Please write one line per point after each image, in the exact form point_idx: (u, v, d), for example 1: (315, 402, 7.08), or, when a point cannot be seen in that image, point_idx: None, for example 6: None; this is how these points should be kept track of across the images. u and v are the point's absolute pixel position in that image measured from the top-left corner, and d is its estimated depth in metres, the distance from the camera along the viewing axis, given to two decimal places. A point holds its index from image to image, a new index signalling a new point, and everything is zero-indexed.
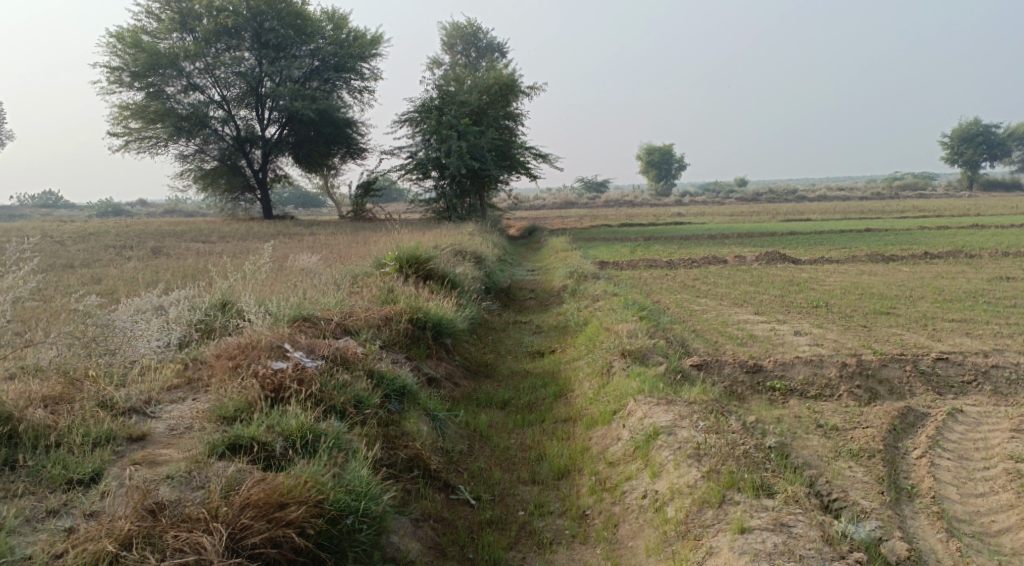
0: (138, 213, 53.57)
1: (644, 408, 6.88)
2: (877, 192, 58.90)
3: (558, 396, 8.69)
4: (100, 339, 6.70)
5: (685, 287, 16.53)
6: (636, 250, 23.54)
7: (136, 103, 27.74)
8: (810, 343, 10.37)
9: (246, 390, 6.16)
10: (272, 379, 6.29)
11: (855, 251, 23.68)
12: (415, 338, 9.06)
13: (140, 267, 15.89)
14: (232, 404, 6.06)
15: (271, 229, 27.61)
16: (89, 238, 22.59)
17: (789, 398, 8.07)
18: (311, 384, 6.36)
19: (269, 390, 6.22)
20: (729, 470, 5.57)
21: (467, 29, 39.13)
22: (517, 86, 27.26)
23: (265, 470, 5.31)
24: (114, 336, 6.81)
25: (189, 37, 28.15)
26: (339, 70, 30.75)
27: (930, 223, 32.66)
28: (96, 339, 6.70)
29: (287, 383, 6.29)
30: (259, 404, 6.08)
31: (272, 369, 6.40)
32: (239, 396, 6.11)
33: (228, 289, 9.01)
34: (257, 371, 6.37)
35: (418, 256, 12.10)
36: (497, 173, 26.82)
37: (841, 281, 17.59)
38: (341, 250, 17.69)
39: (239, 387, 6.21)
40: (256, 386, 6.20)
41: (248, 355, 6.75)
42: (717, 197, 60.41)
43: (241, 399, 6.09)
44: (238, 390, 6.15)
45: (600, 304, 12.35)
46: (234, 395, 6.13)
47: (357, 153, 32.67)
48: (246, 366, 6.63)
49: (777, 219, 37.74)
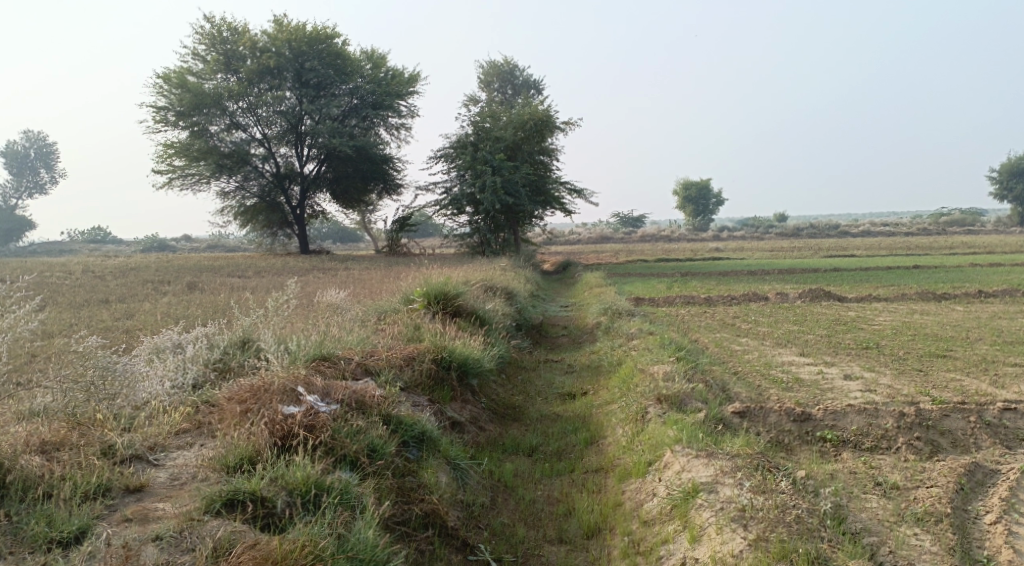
0: (182, 248, 54.12)
1: (683, 460, 6.32)
2: (923, 228, 57.61)
3: (589, 443, 8.14)
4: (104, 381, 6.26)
5: (725, 326, 15.90)
6: (674, 286, 22.97)
7: (180, 142, 27.94)
8: (861, 389, 9.74)
9: (252, 437, 5.70)
10: (282, 425, 5.83)
11: (903, 288, 22.84)
12: (439, 379, 8.58)
13: (170, 302, 15.68)
14: (237, 452, 5.61)
15: (306, 264, 27.51)
16: (127, 273, 22.58)
17: (841, 450, 7.46)
18: (322, 431, 5.88)
19: (277, 437, 5.76)
20: (779, 538, 5.03)
21: (504, 67, 39.17)
22: (554, 122, 26.97)
23: (262, 533, 4.87)
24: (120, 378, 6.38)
25: (234, 77, 28.37)
26: (377, 108, 30.74)
27: (980, 260, 31.60)
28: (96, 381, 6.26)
29: (297, 430, 5.82)
30: (265, 452, 5.62)
31: (282, 414, 5.93)
32: (244, 443, 5.66)
33: (249, 326, 8.61)
34: (266, 417, 5.91)
35: (446, 292, 11.66)
36: (532, 209, 26.47)
37: (890, 320, 16.83)
38: (371, 286, 17.36)
39: (246, 434, 5.76)
40: (264, 432, 5.74)
41: (259, 399, 6.26)
42: (757, 232, 59.55)
43: (246, 447, 5.64)
44: (244, 437, 5.69)
45: (636, 343, 11.80)
46: (240, 442, 5.67)
47: (394, 190, 32.57)
48: (256, 410, 6.14)
49: (820, 255, 36.89)
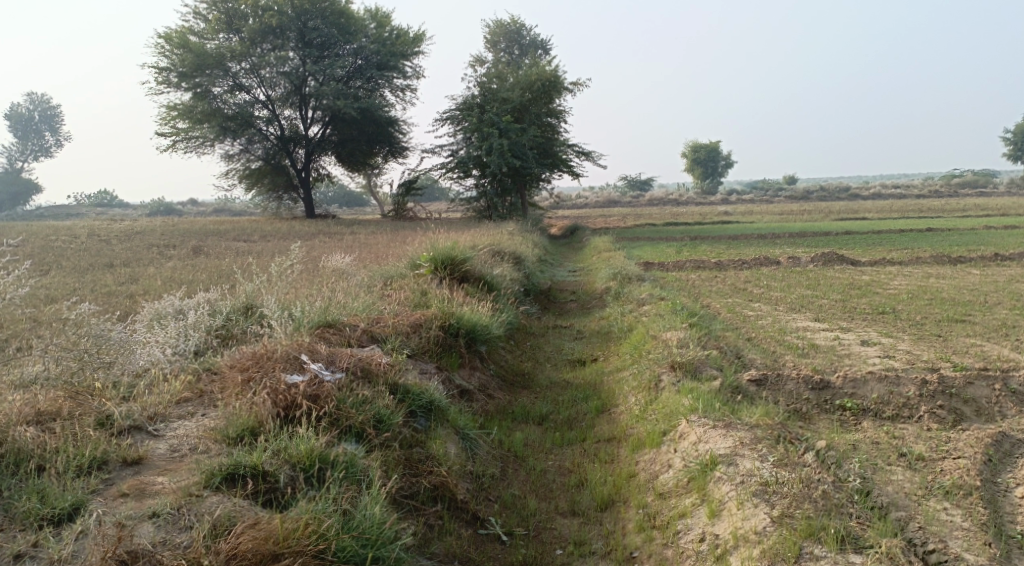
0: (189, 212, 53.95)
1: (699, 429, 6.11)
2: (933, 190, 57.00)
3: (601, 412, 7.93)
4: (100, 350, 6.05)
5: (737, 290, 15.62)
6: (683, 250, 22.68)
7: (183, 104, 27.57)
8: (880, 356, 9.51)
9: (254, 408, 5.50)
10: (286, 394, 5.61)
11: (916, 251, 22.51)
12: (447, 346, 8.36)
13: (174, 267, 15.47)
14: (239, 423, 5.40)
15: (312, 228, 27.24)
16: (133, 237, 22.34)
17: (861, 419, 7.24)
18: (328, 401, 5.67)
19: (280, 408, 5.54)
20: (805, 515, 4.83)
21: (510, 27, 38.52)
22: (561, 83, 26.48)
23: (263, 510, 4.69)
24: (117, 347, 6.16)
25: (236, 37, 27.93)
26: (382, 68, 30.25)
27: (994, 223, 31.13)
28: (90, 351, 6.02)
29: (302, 400, 5.61)
30: (269, 424, 5.42)
31: (285, 383, 5.70)
32: (247, 413, 5.45)
33: (253, 292, 8.39)
34: (268, 386, 5.69)
35: (454, 257, 11.41)
36: (539, 172, 26.11)
37: (904, 284, 16.53)
38: (378, 250, 17.11)
39: (248, 403, 5.55)
40: (266, 403, 5.53)
41: (261, 368, 6.05)
42: (766, 195, 58.95)
43: (248, 417, 5.44)
44: (246, 407, 5.48)
45: (647, 309, 11.54)
46: (242, 412, 5.47)
47: (399, 153, 32.19)
48: (258, 379, 5.93)
49: (830, 218, 36.47)
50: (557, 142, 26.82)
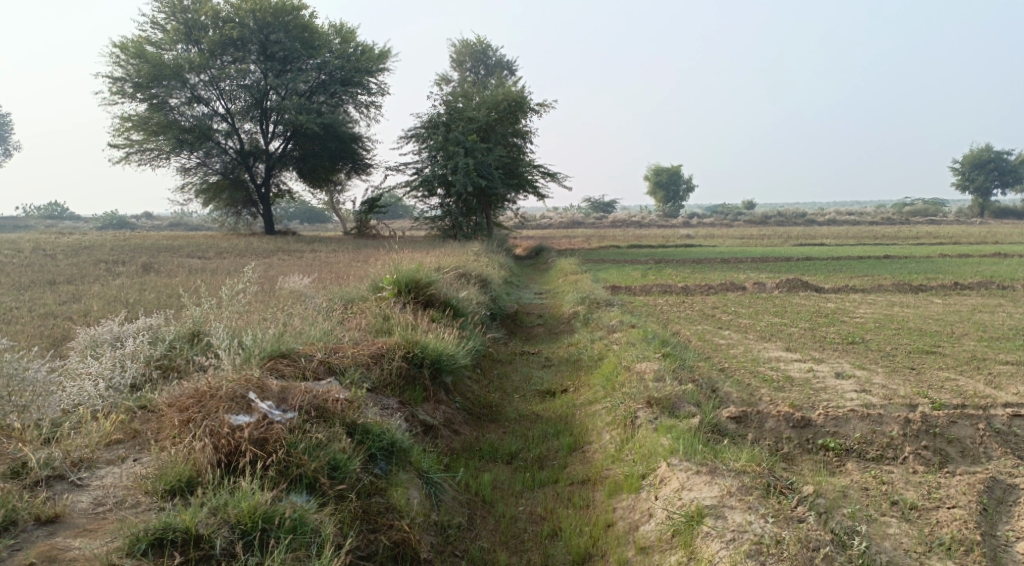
0: (143, 226, 52.58)
1: (682, 476, 5.75)
2: (888, 217, 57.83)
3: (573, 449, 7.52)
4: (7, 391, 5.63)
5: (705, 317, 15.32)
6: (648, 274, 22.41)
7: (139, 115, 26.74)
8: (857, 390, 9.25)
9: (191, 456, 5.09)
10: (228, 438, 5.18)
11: (878, 279, 22.52)
12: (410, 378, 7.89)
13: (122, 286, 14.74)
14: (174, 474, 5.02)
15: (270, 245, 26.57)
16: (82, 252, 21.53)
17: (846, 461, 6.94)
18: (276, 445, 5.24)
19: (221, 454, 5.13)
20: None
21: (477, 46, 38.27)
22: (528, 104, 26.18)
23: None
24: (28, 389, 5.73)
25: (195, 48, 27.23)
26: (346, 84, 29.75)
27: (951, 250, 31.41)
28: (0, 393, 5.59)
29: (247, 445, 5.18)
30: (208, 473, 5.03)
31: (229, 424, 5.26)
32: (183, 462, 5.05)
33: (201, 317, 7.86)
34: (209, 429, 5.25)
35: (417, 280, 10.95)
36: (504, 192, 25.77)
37: (870, 313, 16.38)
38: (337, 270, 16.58)
39: (185, 449, 5.16)
40: (206, 449, 5.12)
41: (203, 408, 5.54)
42: (727, 218, 59.27)
43: (184, 467, 5.04)
44: (182, 454, 5.10)
45: (617, 336, 11.15)
46: (179, 460, 5.08)
47: (362, 169, 31.63)
48: (198, 421, 5.43)
49: (790, 243, 36.64)
50: (522, 163, 26.49)
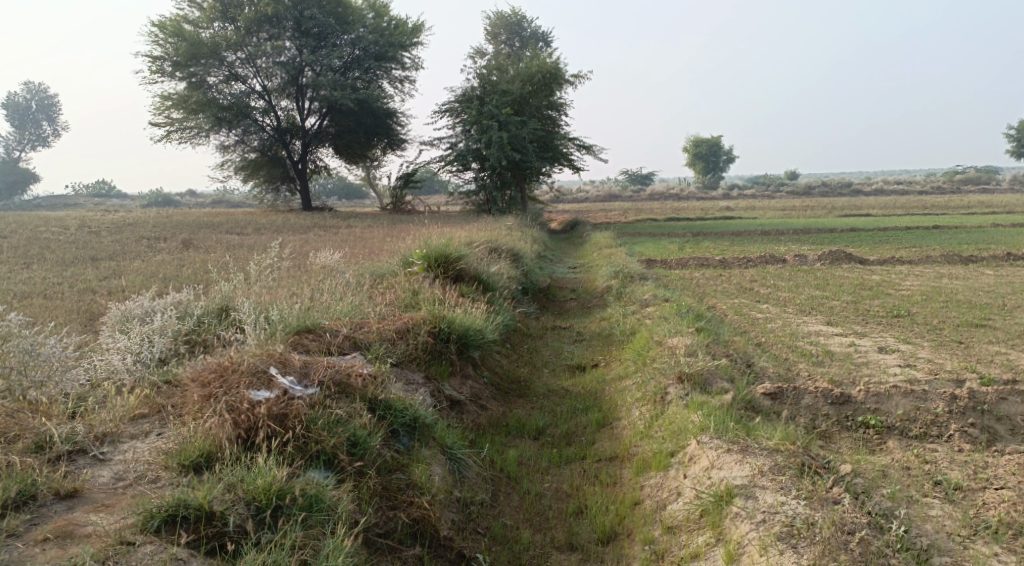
0: (187, 203, 53.30)
1: (711, 453, 5.53)
2: (936, 186, 56.35)
3: (602, 425, 7.33)
4: (24, 369, 5.42)
5: (743, 290, 14.99)
6: (686, 247, 22.04)
7: (178, 94, 26.84)
8: (900, 365, 8.93)
9: (210, 431, 4.97)
10: (247, 413, 5.05)
11: (925, 250, 21.89)
12: (436, 352, 7.74)
13: (160, 262, 14.84)
14: (193, 449, 4.91)
15: (307, 220, 26.61)
16: (123, 229, 21.78)
17: (887, 439, 6.67)
18: (296, 421, 5.10)
19: (241, 429, 5.01)
20: None
21: (512, 19, 37.83)
22: (563, 75, 25.78)
23: None
24: (48, 366, 5.53)
25: (231, 26, 27.23)
26: (380, 59, 29.56)
27: (1002, 220, 30.46)
28: (16, 369, 5.39)
29: (266, 420, 5.06)
30: (227, 448, 4.92)
31: (249, 399, 5.13)
32: (202, 437, 4.95)
33: (229, 293, 7.77)
34: (229, 403, 5.13)
35: (448, 254, 10.79)
36: (539, 165, 25.46)
37: (916, 285, 15.89)
38: (370, 246, 16.49)
39: (205, 424, 5.06)
40: (224, 425, 5.00)
41: (225, 382, 5.42)
42: (768, 190, 58.27)
43: (203, 442, 4.93)
44: (201, 429, 5.01)
45: (650, 310, 10.90)
46: (198, 436, 4.98)
47: (398, 145, 31.51)
48: (219, 395, 5.31)
49: (833, 214, 35.87)
50: (557, 135, 26.17)
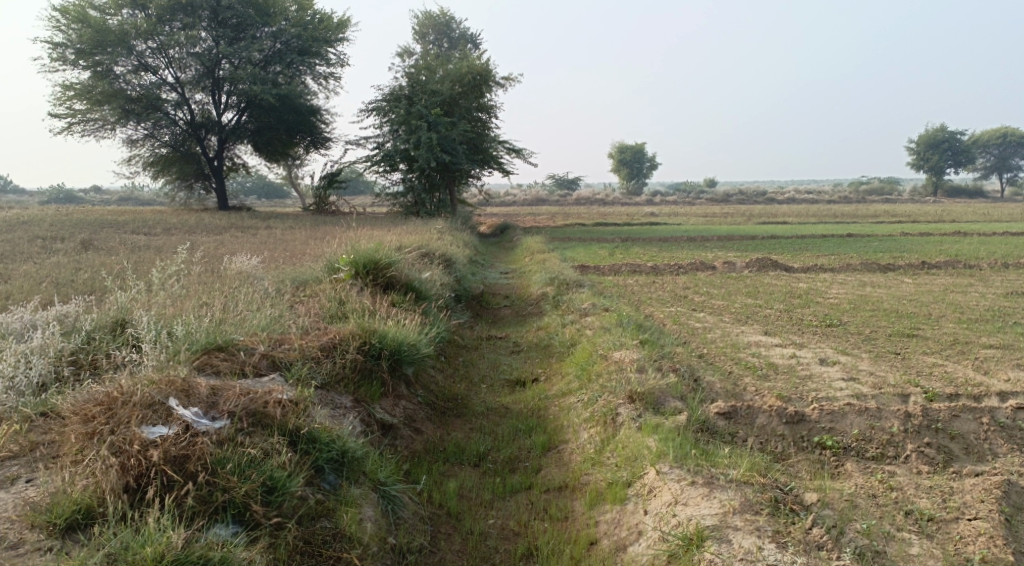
0: (93, 201, 50.62)
1: (673, 487, 5.33)
2: (846, 195, 58.08)
3: (547, 449, 6.88)
4: None
5: (677, 298, 14.74)
6: (615, 253, 21.81)
7: (81, 83, 25.31)
8: (846, 379, 8.70)
9: (91, 483, 4.59)
10: (137, 458, 4.66)
11: (846, 258, 22.18)
12: (366, 371, 7.14)
13: (58, 264, 13.73)
14: (68, 503, 4.51)
15: (223, 221, 25.44)
16: (19, 227, 20.34)
17: (844, 460, 6.36)
18: (198, 464, 4.73)
19: (129, 478, 4.62)
20: None
21: (440, 19, 37.20)
22: (492, 77, 25.27)
23: None
24: None
25: (142, 13, 25.79)
26: (303, 54, 28.57)
27: (913, 229, 31.35)
28: None
29: (160, 464, 4.67)
30: (111, 501, 4.54)
31: (141, 439, 4.74)
32: (82, 490, 4.55)
33: (127, 305, 7.09)
34: (117, 448, 4.72)
35: (377, 260, 10.16)
36: (468, 168, 24.91)
37: (844, 293, 15.94)
38: (292, 249, 15.67)
39: (87, 473, 4.65)
40: (110, 473, 4.61)
41: (112, 418, 4.94)
42: (689, 196, 58.99)
43: (84, 497, 4.54)
44: (82, 481, 4.59)
45: (590, 320, 10.46)
46: (78, 487, 4.58)
47: (321, 143, 30.53)
48: (106, 434, 4.85)
49: (753, 221, 36.41)
50: (486, 138, 25.67)
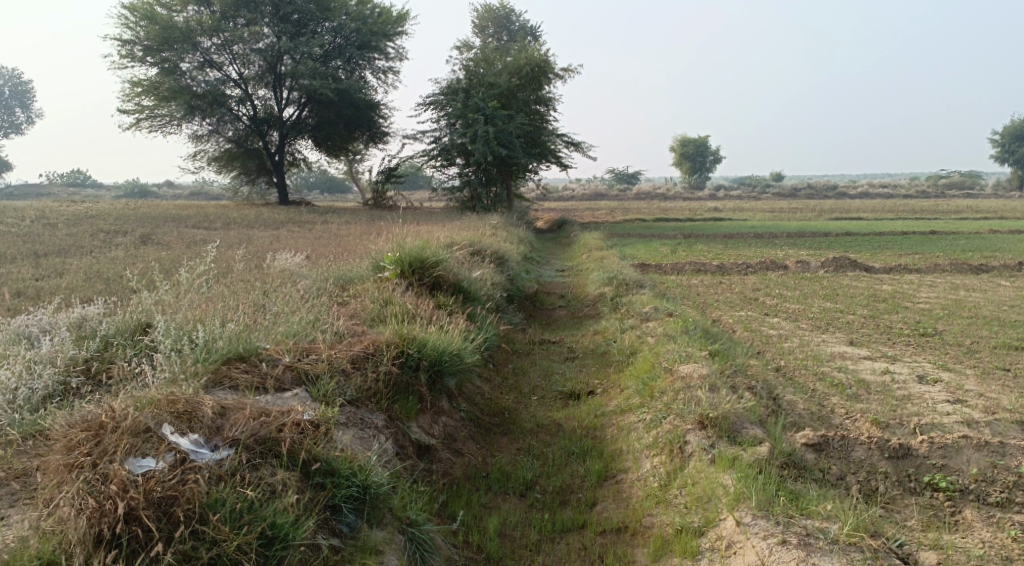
0: (164, 195, 51.50)
1: (757, 545, 4.57)
2: (922, 190, 55.53)
3: (604, 479, 5.98)
4: None
5: (748, 301, 13.63)
6: (679, 250, 20.71)
7: (148, 80, 25.20)
8: (951, 400, 7.55)
9: (60, 532, 3.96)
10: (115, 501, 3.98)
11: (930, 257, 20.65)
12: (402, 385, 6.32)
13: (108, 258, 13.35)
14: (28, 557, 3.89)
15: (282, 215, 25.10)
16: (82, 220, 20.21)
17: (962, 507, 5.30)
18: (185, 512, 4.04)
19: (103, 527, 3.94)
20: None
21: (499, 12, 36.45)
22: (552, 69, 24.33)
23: None
24: None
25: (206, 8, 25.44)
26: (363, 49, 28.05)
27: (998, 226, 29.41)
28: None
29: (140, 510, 3.98)
30: (80, 555, 3.90)
31: (121, 479, 4.05)
32: (50, 542, 3.94)
33: (149, 306, 6.38)
34: (92, 490, 4.05)
35: (424, 259, 9.36)
36: (527, 162, 24.05)
37: (933, 297, 14.57)
38: (341, 245, 14.99)
39: (57, 516, 4.01)
40: (80, 519, 3.95)
41: (94, 444, 4.23)
42: (755, 191, 57.17)
43: (50, 550, 3.93)
44: (50, 528, 3.96)
45: (652, 325, 9.48)
46: (46, 535, 3.95)
47: (380, 138, 30.01)
48: (84, 465, 4.16)
49: (824, 217, 34.74)
50: (546, 131, 24.80)
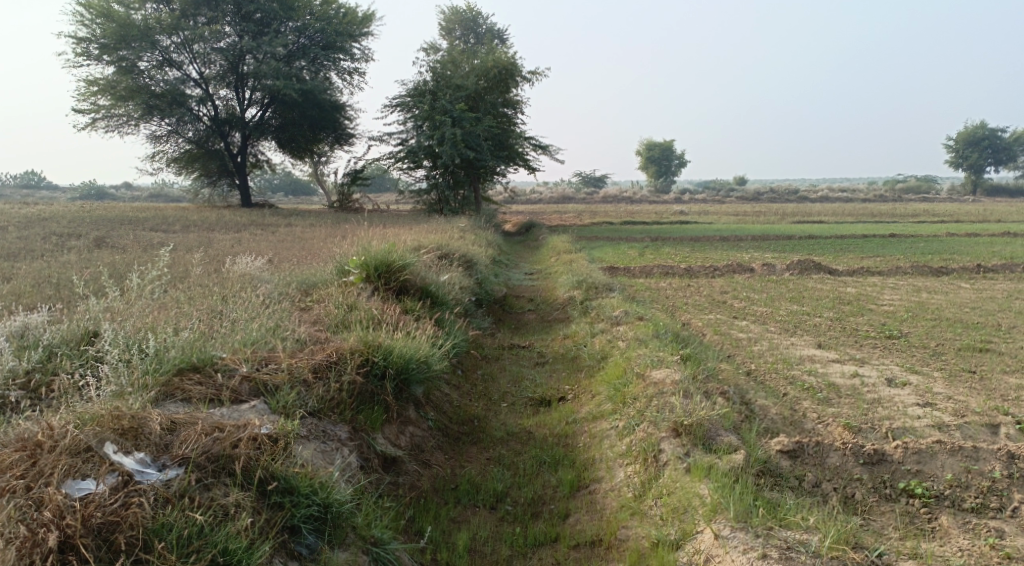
0: (122, 197, 50.44)
1: (737, 559, 4.51)
2: (881, 194, 56.37)
3: (576, 489, 5.83)
4: None
5: (716, 304, 13.58)
6: (646, 253, 20.70)
7: (106, 79, 24.61)
8: (922, 404, 7.51)
9: None
10: (50, 528, 3.81)
11: (892, 260, 20.85)
12: (367, 395, 6.12)
13: (60, 263, 12.92)
14: None
15: (245, 218, 24.68)
16: (37, 223, 19.68)
17: (938, 514, 5.24)
18: (127, 538, 3.88)
19: (32, 556, 3.74)
20: None
21: (466, 14, 36.28)
22: (518, 71, 24.23)
23: None
24: None
25: (165, 7, 24.89)
26: (327, 49, 27.71)
27: (956, 229, 29.86)
28: None
29: (77, 537, 3.81)
30: None
31: (57, 504, 3.87)
32: None
33: (99, 315, 6.10)
34: (25, 515, 3.86)
35: (390, 263, 9.15)
36: (494, 164, 23.91)
37: (897, 299, 14.65)
38: (305, 248, 14.69)
39: None
40: (7, 549, 3.73)
41: (29, 466, 4.05)
42: (719, 194, 57.64)
43: None
44: None
45: (623, 329, 9.35)
46: None
47: (345, 140, 29.67)
48: (17, 489, 3.95)
49: (787, 220, 35.07)
50: (512, 134, 24.66)
